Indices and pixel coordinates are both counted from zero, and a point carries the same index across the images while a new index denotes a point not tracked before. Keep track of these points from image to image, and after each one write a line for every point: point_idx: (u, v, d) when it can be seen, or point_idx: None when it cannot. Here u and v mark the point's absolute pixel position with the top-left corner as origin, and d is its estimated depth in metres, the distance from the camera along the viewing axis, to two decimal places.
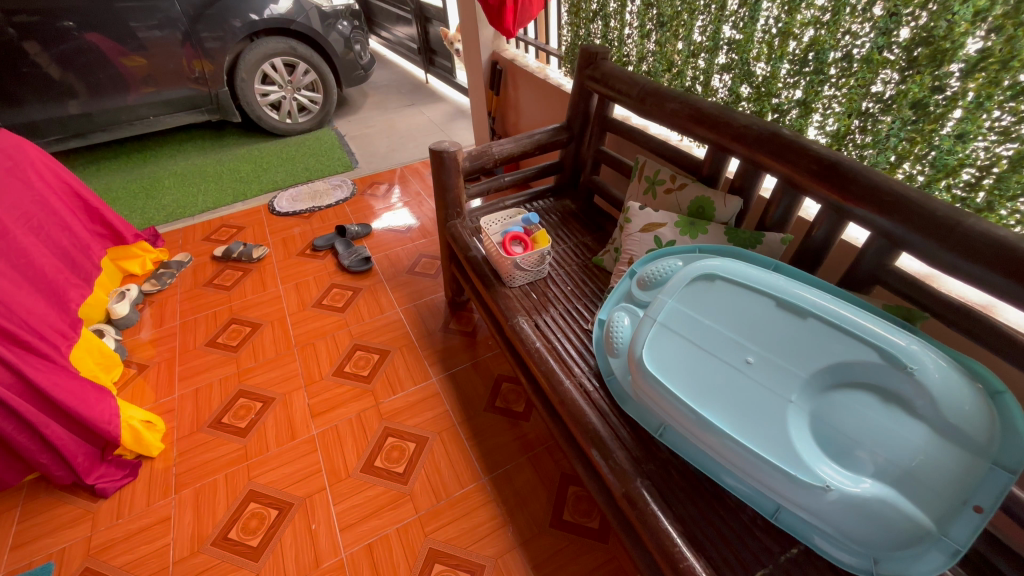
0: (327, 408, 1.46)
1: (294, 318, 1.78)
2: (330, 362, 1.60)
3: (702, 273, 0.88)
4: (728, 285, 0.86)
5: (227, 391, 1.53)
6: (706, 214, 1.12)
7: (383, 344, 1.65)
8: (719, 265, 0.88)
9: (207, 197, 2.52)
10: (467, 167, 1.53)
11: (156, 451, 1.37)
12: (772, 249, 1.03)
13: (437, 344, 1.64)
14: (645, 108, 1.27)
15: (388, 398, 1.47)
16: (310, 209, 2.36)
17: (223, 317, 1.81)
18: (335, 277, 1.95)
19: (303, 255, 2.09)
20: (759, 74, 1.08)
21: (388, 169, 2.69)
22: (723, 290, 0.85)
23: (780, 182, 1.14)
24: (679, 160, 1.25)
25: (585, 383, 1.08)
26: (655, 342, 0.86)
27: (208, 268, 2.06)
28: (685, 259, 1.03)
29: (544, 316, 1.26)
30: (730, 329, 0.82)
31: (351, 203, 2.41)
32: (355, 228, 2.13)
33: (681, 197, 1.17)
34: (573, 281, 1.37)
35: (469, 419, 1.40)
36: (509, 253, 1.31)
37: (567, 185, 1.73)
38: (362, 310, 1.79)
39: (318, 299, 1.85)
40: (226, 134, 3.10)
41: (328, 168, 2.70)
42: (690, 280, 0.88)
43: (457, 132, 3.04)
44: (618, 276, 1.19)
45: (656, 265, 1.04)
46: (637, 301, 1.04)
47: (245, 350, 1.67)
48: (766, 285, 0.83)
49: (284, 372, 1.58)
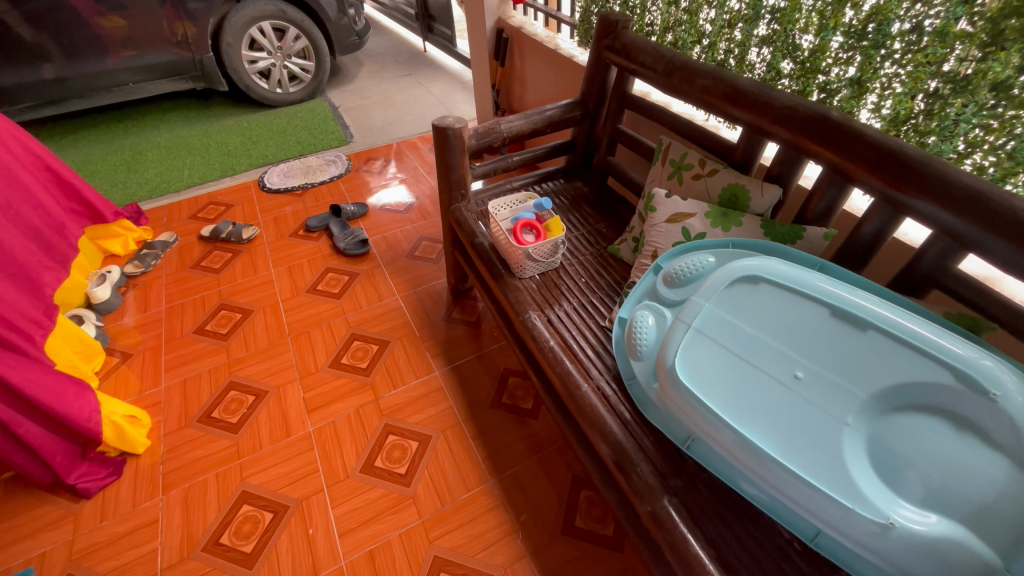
0: (323, 403, 1.38)
1: (287, 305, 1.68)
2: (327, 352, 1.52)
3: (743, 274, 0.79)
4: (772, 288, 0.77)
5: (216, 384, 1.44)
6: (740, 204, 1.02)
7: (382, 334, 1.56)
8: (762, 265, 0.79)
9: (192, 171, 2.38)
10: (473, 146, 1.41)
11: (142, 448, 1.29)
12: (813, 246, 0.93)
13: (440, 334, 1.55)
14: (672, 83, 1.16)
15: (388, 393, 1.39)
16: (302, 186, 2.23)
17: (213, 302, 1.71)
18: (330, 260, 1.85)
19: (296, 236, 1.97)
20: (805, 47, 0.97)
21: (385, 144, 2.55)
22: (767, 294, 0.77)
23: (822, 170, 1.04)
24: (708, 143, 1.15)
25: (604, 387, 1.01)
26: (690, 350, 0.77)
27: (195, 249, 1.94)
28: (717, 254, 0.94)
29: (556, 310, 1.18)
30: (775, 339, 0.73)
31: (346, 180, 2.28)
32: (350, 208, 2.01)
33: (711, 184, 1.06)
34: (588, 272, 1.28)
35: (475, 417, 1.32)
36: (520, 243, 1.20)
37: (578, 166, 1.62)
38: (360, 296, 1.69)
39: (312, 284, 1.75)
40: (212, 102, 2.92)
41: (321, 142, 2.55)
42: (730, 282, 0.79)
43: (457, 104, 2.88)
44: (639, 270, 1.10)
45: (684, 261, 0.96)
46: (663, 300, 0.97)
47: (236, 338, 1.58)
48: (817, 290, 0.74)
49: (278, 363, 1.50)
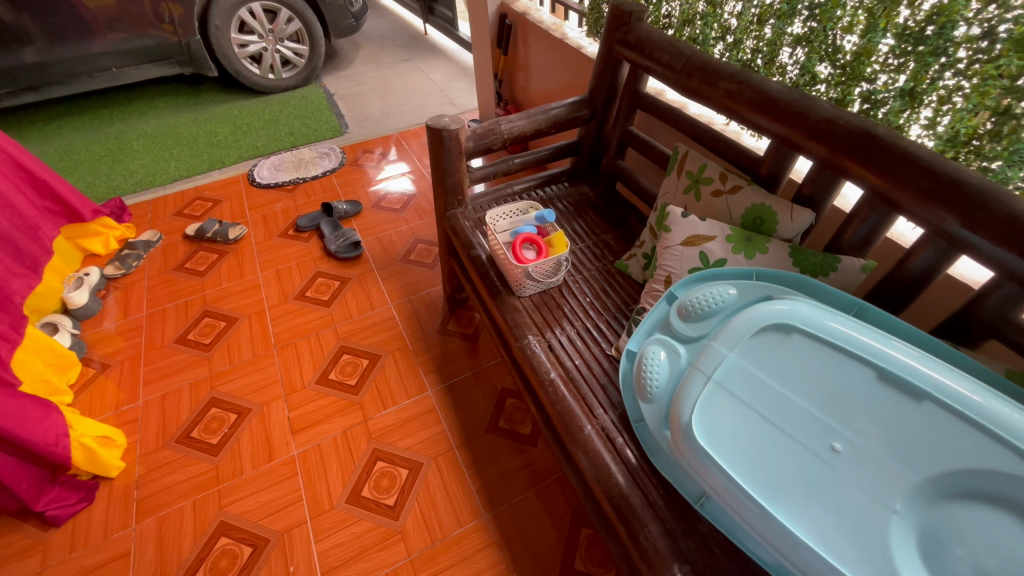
0: (308, 423, 1.30)
1: (274, 313, 1.59)
2: (314, 367, 1.43)
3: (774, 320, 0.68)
4: (807, 340, 0.67)
5: (197, 400, 1.36)
6: (766, 227, 0.90)
7: (373, 347, 1.47)
8: (795, 311, 0.69)
9: (180, 163, 2.27)
10: (471, 148, 1.30)
11: (116, 471, 1.22)
12: (849, 279, 0.82)
13: (434, 348, 1.46)
14: (692, 86, 1.04)
15: (377, 414, 1.31)
16: (294, 181, 2.12)
17: (196, 309, 1.62)
18: (320, 264, 1.75)
19: (285, 236, 1.87)
20: (847, 50, 0.85)
21: (382, 135, 2.43)
22: (800, 347, 0.66)
23: (860, 190, 0.93)
24: (731, 154, 1.03)
25: (609, 428, 0.92)
26: (710, 407, 0.67)
27: (179, 249, 1.84)
28: (739, 286, 0.84)
29: (557, 334, 1.08)
30: (809, 402, 0.63)
31: (339, 175, 2.17)
32: (343, 206, 1.90)
33: (734, 203, 0.95)
34: (593, 291, 1.18)
35: (469, 443, 1.24)
36: (519, 260, 1.10)
37: (585, 169, 1.50)
38: (351, 304, 1.60)
39: (300, 290, 1.66)
40: (202, 88, 2.79)
41: (314, 132, 2.43)
42: (757, 330, 0.69)
43: (457, 93, 2.74)
44: (650, 296, 0.99)
45: (701, 293, 0.86)
46: (677, 335, 0.87)
47: (219, 349, 1.49)
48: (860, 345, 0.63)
49: (262, 378, 1.41)
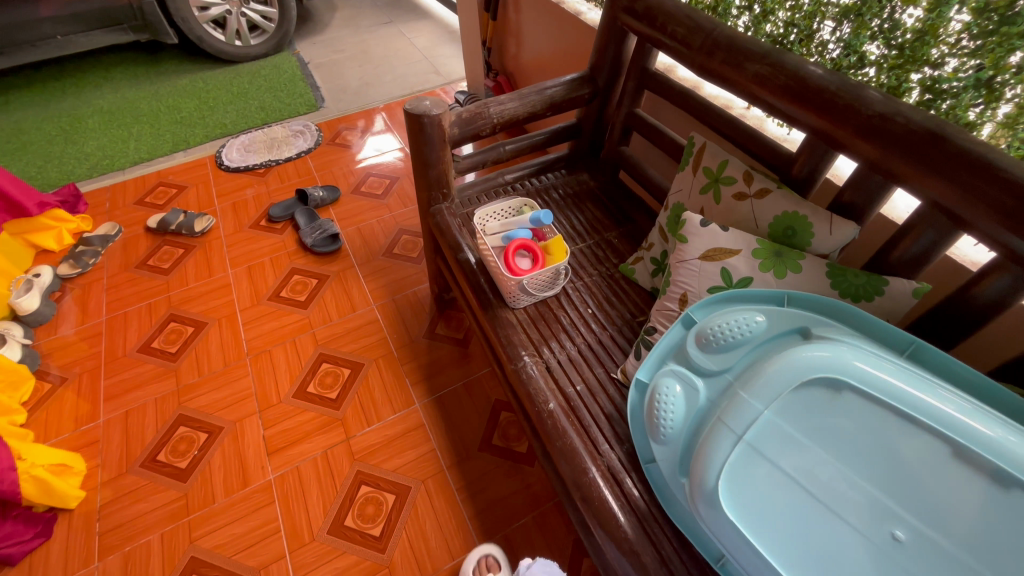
0: (285, 443, 1.20)
1: (246, 316, 1.46)
2: (291, 378, 1.32)
3: (822, 374, 0.56)
4: (862, 401, 0.55)
5: (163, 418, 1.25)
6: (798, 239, 0.77)
7: (355, 355, 1.35)
8: (847, 362, 0.57)
9: (139, 143, 2.07)
10: (456, 135, 1.15)
11: (75, 501, 1.11)
12: (898, 304, 0.70)
13: (421, 355, 1.35)
14: (713, 67, 0.89)
15: (360, 432, 1.21)
16: (265, 163, 1.95)
17: (161, 312, 1.48)
18: (296, 259, 1.60)
19: (257, 227, 1.71)
20: (908, 26, 0.70)
21: (361, 109, 2.23)
22: (854, 409, 0.55)
23: (916, 200, 0.79)
24: (756, 147, 0.89)
25: (616, 467, 0.82)
26: (740, 473, 0.58)
27: (141, 243, 1.68)
28: (769, 314, 0.72)
29: (556, 353, 0.97)
30: (862, 475, 0.54)
31: (315, 155, 1.99)
32: (319, 193, 1.74)
33: (760, 209, 0.82)
34: (595, 300, 1.05)
35: (461, 464, 1.15)
36: (513, 271, 0.96)
37: (584, 154, 1.35)
38: (330, 305, 1.47)
39: (274, 289, 1.52)
40: (162, 57, 2.54)
41: (287, 107, 2.22)
42: (801, 383, 0.57)
43: (443, 60, 2.52)
44: (662, 315, 0.87)
45: (724, 320, 0.74)
46: (695, 366, 0.76)
47: (186, 358, 1.37)
48: (934, 414, 0.52)
49: (235, 391, 1.30)
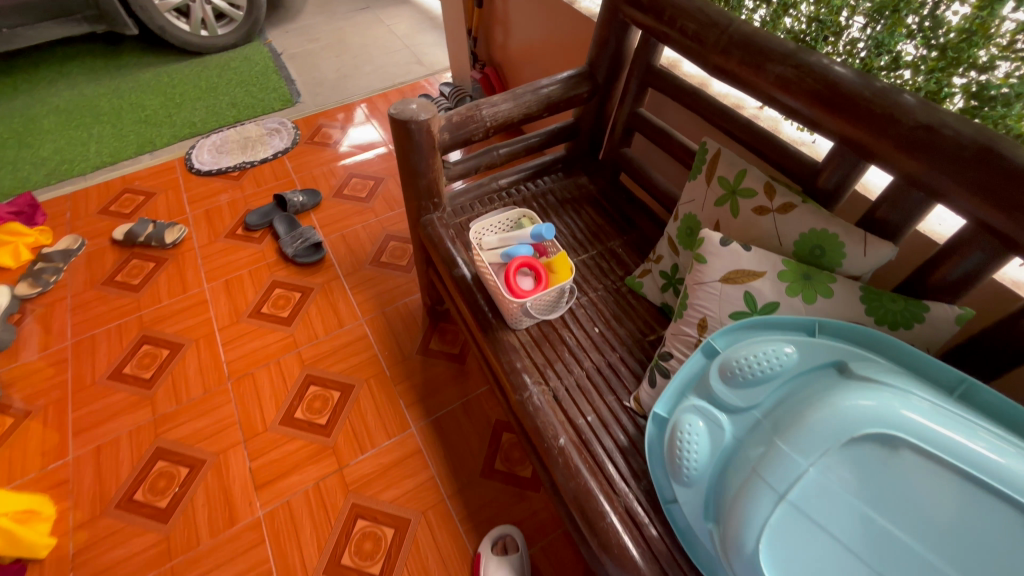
0: (273, 476, 1.12)
1: (225, 335, 1.37)
2: (277, 404, 1.23)
3: (876, 429, 0.51)
4: (921, 460, 0.50)
5: (140, 453, 1.16)
6: (828, 259, 0.71)
7: (344, 375, 1.28)
8: (901, 415, 0.51)
9: (101, 145, 1.93)
10: (446, 141, 1.06)
11: (45, 550, 1.03)
12: (940, 331, 0.64)
13: (415, 374, 1.27)
14: (729, 68, 0.81)
15: (353, 461, 1.14)
16: (239, 166, 1.82)
17: (132, 333, 1.38)
18: (277, 271, 1.51)
19: (233, 237, 1.61)
20: (952, 24, 0.63)
21: (340, 103, 2.10)
22: (912, 469, 0.50)
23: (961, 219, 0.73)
24: (775, 155, 0.83)
25: (634, 508, 0.76)
26: (782, 537, 0.52)
27: (107, 256, 1.57)
28: (802, 346, 0.66)
29: (563, 380, 0.90)
30: (927, 545, 0.48)
31: (293, 156, 1.87)
32: (298, 198, 1.63)
33: (784, 225, 0.75)
34: (602, 318, 0.99)
35: (462, 492, 1.09)
36: (515, 293, 0.89)
37: (582, 156, 1.27)
38: (316, 321, 1.38)
39: (255, 305, 1.43)
40: (123, 49, 2.37)
41: (261, 103, 2.09)
42: (851, 439, 0.52)
43: (425, 48, 2.39)
44: (678, 340, 0.81)
45: (750, 352, 0.68)
46: (719, 401, 0.70)
47: (162, 385, 1.28)
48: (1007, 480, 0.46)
49: (217, 420, 1.21)
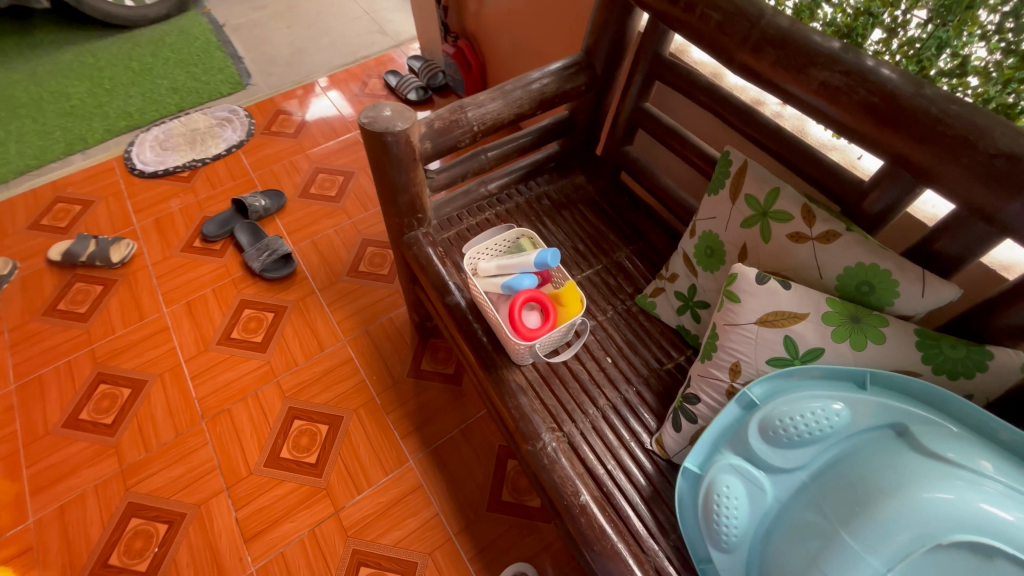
0: (263, 526, 1.04)
1: (193, 367, 1.24)
2: (259, 444, 1.13)
3: (965, 536, 0.46)
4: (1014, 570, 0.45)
5: (110, 511, 1.06)
6: (877, 297, 0.63)
7: (331, 406, 1.18)
8: (988, 516, 0.47)
9: (23, 144, 1.68)
10: (428, 151, 0.92)
11: None
12: (1005, 381, 0.58)
13: (408, 399, 1.19)
14: (761, 70, 0.69)
15: (350, 502, 1.06)
16: (188, 164, 1.62)
17: (84, 371, 1.23)
18: (244, 289, 1.36)
19: (190, 250, 1.44)
20: None
21: (297, 84, 1.88)
22: None
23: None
24: (811, 169, 0.73)
25: (665, 568, 0.71)
26: None
27: (45, 280, 1.38)
28: (855, 404, 0.59)
29: (577, 423, 0.83)
30: None
31: (249, 149, 1.68)
32: (260, 203, 1.47)
33: (825, 255, 0.67)
34: (614, 346, 0.90)
35: (469, 528, 1.03)
36: (525, 336, 0.79)
37: (577, 152, 1.15)
38: (294, 345, 1.26)
39: (224, 329, 1.30)
40: (35, 25, 2.05)
41: (205, 87, 1.85)
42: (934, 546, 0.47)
43: (387, 15, 2.15)
44: (706, 383, 0.73)
45: (796, 410, 0.61)
46: (760, 461, 0.64)
47: (126, 430, 1.15)
48: None
49: (194, 466, 1.11)
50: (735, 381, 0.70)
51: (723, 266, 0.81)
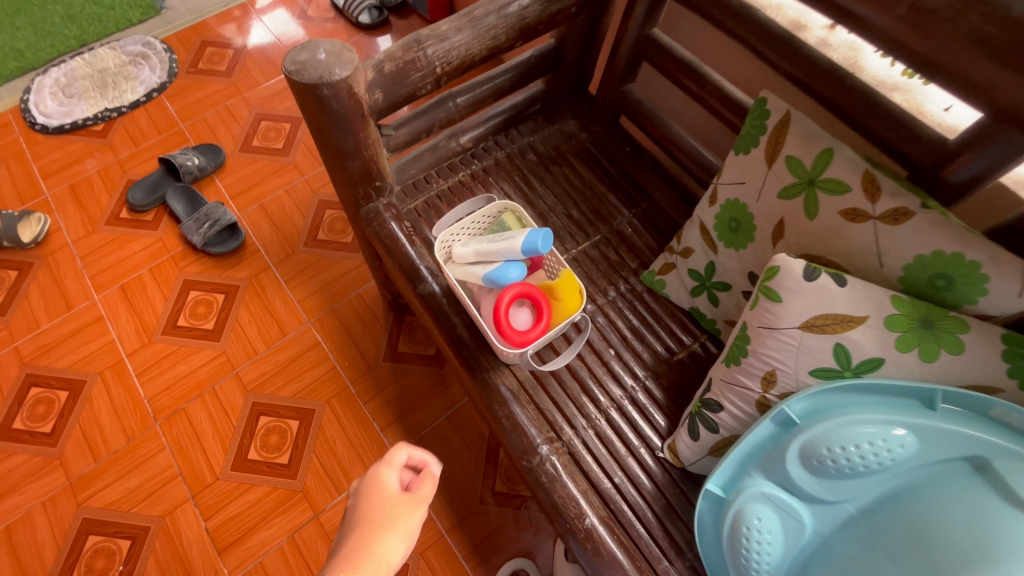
0: (237, 535, 0.95)
1: (138, 363, 1.09)
2: (223, 445, 1.02)
3: None
4: None
5: (63, 529, 0.96)
6: (955, 294, 0.51)
7: (300, 399, 1.06)
8: None
9: None
10: (380, 103, 0.72)
11: None
12: None
13: (386, 386, 1.07)
14: None
15: (330, 504, 0.97)
16: (101, 114, 1.36)
17: (11, 374, 1.08)
18: (186, 268, 1.18)
19: (117, 222, 1.23)
20: None
21: (224, 5, 1.56)
22: None
23: None
24: (874, 121, 0.57)
25: None
26: None
27: None
28: (921, 432, 0.49)
29: (578, 429, 0.72)
30: None
31: (174, 93, 1.40)
32: (192, 162, 1.25)
33: (891, 240, 0.53)
34: (616, 334, 0.77)
35: (462, 524, 0.96)
36: (519, 342, 0.66)
37: (567, 92, 0.95)
38: (251, 331, 1.12)
39: (169, 316, 1.13)
40: None
41: (110, 13, 1.52)
42: None
43: None
44: (731, 391, 0.61)
45: (847, 439, 0.50)
46: (796, 490, 0.54)
47: (69, 439, 1.02)
48: None
49: (152, 474, 1.00)
50: (768, 392, 0.58)
51: (751, 243, 0.67)
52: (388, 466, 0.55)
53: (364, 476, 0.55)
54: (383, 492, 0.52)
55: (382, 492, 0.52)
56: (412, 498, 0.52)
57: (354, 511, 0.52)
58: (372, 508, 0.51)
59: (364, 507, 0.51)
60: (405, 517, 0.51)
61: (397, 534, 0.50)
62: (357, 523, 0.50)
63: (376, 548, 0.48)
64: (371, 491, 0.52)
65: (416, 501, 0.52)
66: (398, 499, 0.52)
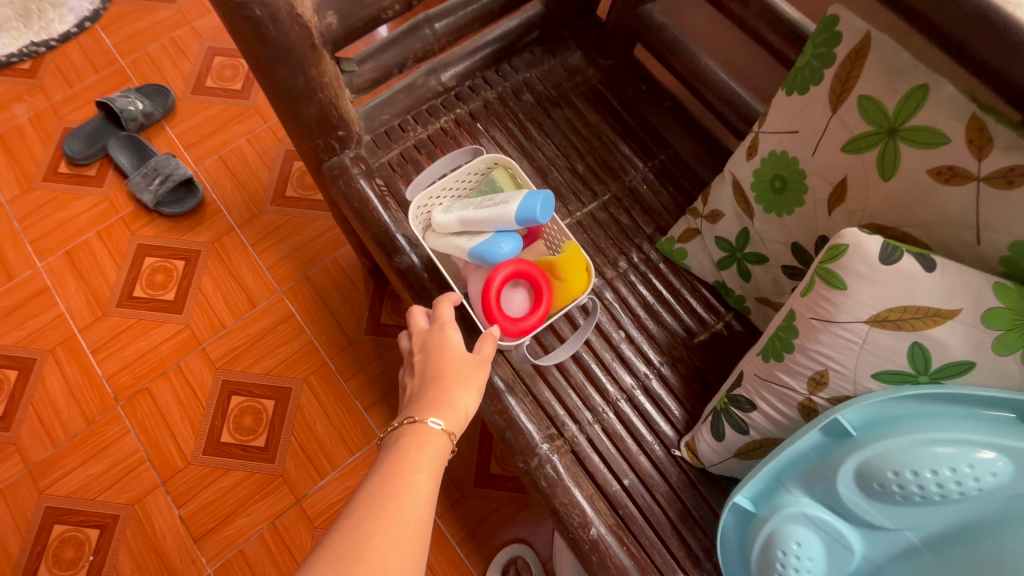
0: (213, 523, 0.89)
1: (92, 339, 0.98)
2: (192, 428, 0.93)
3: None
4: None
5: (25, 519, 0.89)
6: None
7: (274, 377, 0.96)
8: None
9: None
10: (334, 30, 0.56)
11: None
12: None
13: (369, 362, 0.97)
14: None
15: (312, 489, 0.90)
16: (25, 49, 1.16)
17: None
18: (138, 230, 1.05)
19: (55, 178, 1.08)
20: None
21: None
22: None
23: None
24: None
25: None
26: None
27: None
28: (1015, 457, 0.39)
29: (583, 425, 0.62)
30: None
31: (110, 23, 1.20)
32: (136, 107, 1.08)
33: (997, 211, 0.41)
34: (627, 313, 0.66)
35: (455, 508, 0.90)
36: (516, 332, 0.54)
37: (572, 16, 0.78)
38: (217, 302, 1.00)
39: (123, 285, 1.01)
40: None
41: None
42: None
43: None
44: (769, 392, 0.51)
45: (922, 462, 0.41)
46: (845, 511, 0.45)
47: (23, 423, 0.94)
48: None
49: (118, 459, 0.92)
50: (815, 395, 0.48)
51: (799, 207, 0.54)
52: (450, 324, 0.50)
53: (425, 332, 0.50)
54: (453, 350, 0.48)
55: (450, 349, 0.48)
56: (480, 358, 0.49)
57: (424, 366, 0.48)
58: (446, 364, 0.47)
59: (436, 362, 0.48)
60: (479, 373, 0.48)
61: (471, 388, 0.47)
62: (432, 378, 0.47)
63: (457, 397, 0.46)
64: (441, 347, 0.48)
65: (482, 361, 0.49)
66: (466, 358, 0.48)
